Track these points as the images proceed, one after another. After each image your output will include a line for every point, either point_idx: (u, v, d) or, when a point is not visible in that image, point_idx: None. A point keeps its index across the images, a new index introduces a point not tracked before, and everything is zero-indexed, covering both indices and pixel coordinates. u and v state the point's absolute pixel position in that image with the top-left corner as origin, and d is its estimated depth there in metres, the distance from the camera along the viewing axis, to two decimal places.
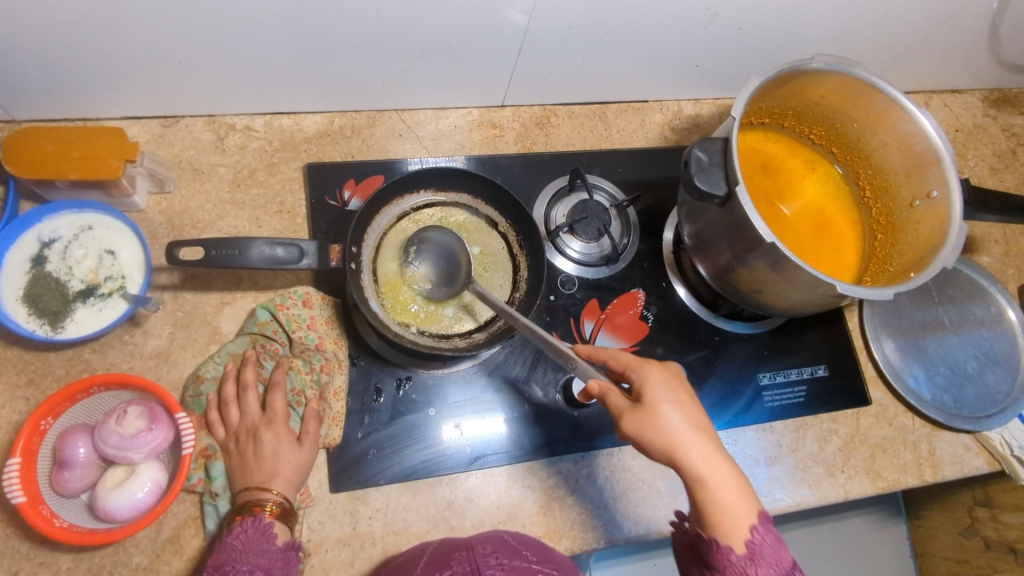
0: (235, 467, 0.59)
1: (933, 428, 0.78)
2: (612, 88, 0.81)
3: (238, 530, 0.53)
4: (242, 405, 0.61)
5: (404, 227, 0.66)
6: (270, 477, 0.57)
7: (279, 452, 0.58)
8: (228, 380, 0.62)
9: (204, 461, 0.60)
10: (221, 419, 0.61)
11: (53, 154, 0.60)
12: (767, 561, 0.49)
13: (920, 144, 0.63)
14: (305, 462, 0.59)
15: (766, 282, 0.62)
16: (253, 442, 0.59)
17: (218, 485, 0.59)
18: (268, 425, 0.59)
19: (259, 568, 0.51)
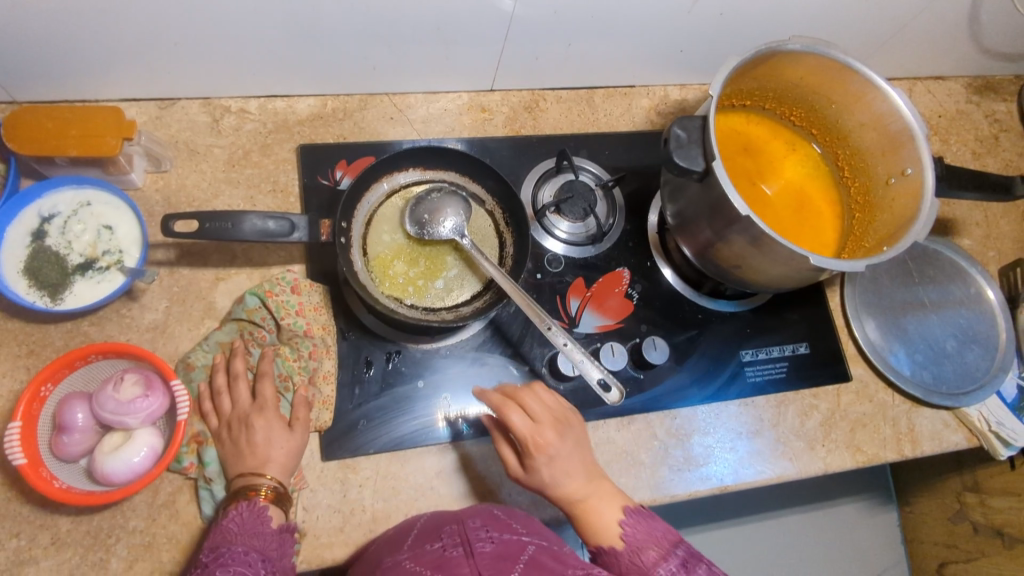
0: (228, 452, 0.60)
1: (912, 405, 0.80)
2: (599, 73, 0.83)
3: (234, 513, 0.56)
4: (233, 394, 0.62)
5: (392, 204, 0.68)
6: (264, 463, 0.59)
7: (271, 438, 0.60)
8: (218, 370, 0.63)
9: (196, 447, 0.61)
10: (213, 408, 0.62)
11: (53, 132, 0.62)
12: (647, 545, 0.59)
13: (894, 123, 0.65)
14: (297, 446, 0.61)
15: (744, 256, 0.64)
16: (245, 429, 0.60)
17: (211, 470, 0.61)
18: (259, 412, 0.61)
19: (254, 550, 0.54)
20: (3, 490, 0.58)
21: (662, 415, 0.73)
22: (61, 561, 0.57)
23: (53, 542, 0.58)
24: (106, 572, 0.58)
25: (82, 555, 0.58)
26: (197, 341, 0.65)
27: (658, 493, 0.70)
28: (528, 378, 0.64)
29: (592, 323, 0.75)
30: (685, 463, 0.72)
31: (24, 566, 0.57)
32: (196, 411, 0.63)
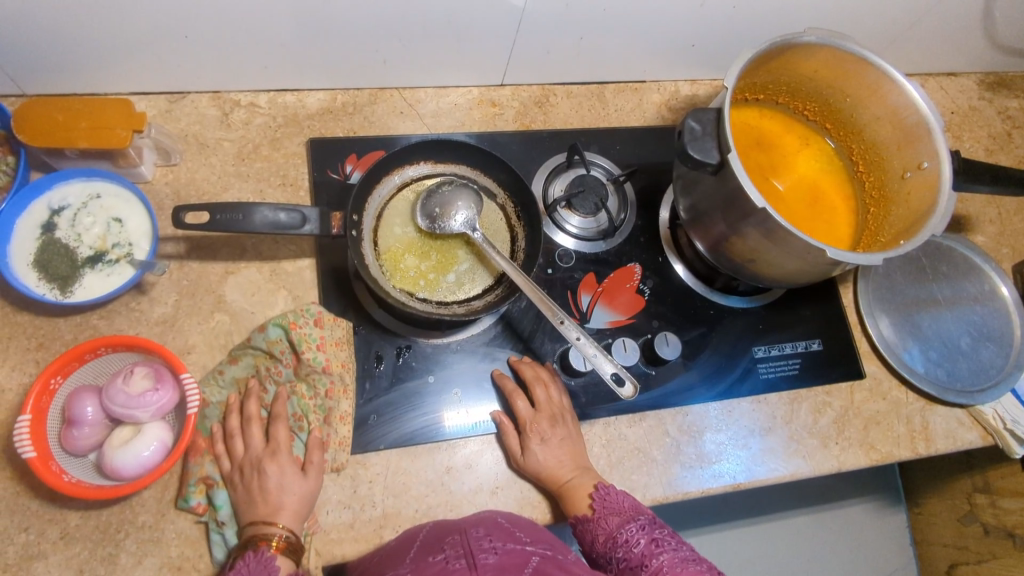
0: (239, 498, 0.59)
1: (926, 402, 0.79)
2: (609, 69, 0.83)
3: (241, 563, 0.53)
4: (246, 438, 0.61)
5: (403, 198, 0.67)
6: (276, 511, 0.57)
7: (284, 483, 0.59)
8: (231, 412, 0.62)
9: (206, 488, 0.60)
10: (226, 451, 0.61)
11: (62, 123, 0.61)
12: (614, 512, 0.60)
13: (911, 116, 0.65)
14: (309, 492, 0.60)
15: (759, 250, 0.63)
16: (257, 475, 0.59)
17: (223, 514, 0.59)
18: (272, 458, 0.59)
19: None
20: (11, 483, 0.58)
21: (674, 412, 0.73)
22: (69, 556, 0.57)
23: (62, 537, 0.57)
24: (115, 567, 0.57)
25: (90, 550, 0.57)
26: (208, 375, 0.64)
27: (670, 490, 0.69)
28: (531, 370, 0.68)
29: (603, 318, 0.74)
30: (697, 460, 0.71)
31: (32, 560, 0.56)
32: (208, 452, 0.61)
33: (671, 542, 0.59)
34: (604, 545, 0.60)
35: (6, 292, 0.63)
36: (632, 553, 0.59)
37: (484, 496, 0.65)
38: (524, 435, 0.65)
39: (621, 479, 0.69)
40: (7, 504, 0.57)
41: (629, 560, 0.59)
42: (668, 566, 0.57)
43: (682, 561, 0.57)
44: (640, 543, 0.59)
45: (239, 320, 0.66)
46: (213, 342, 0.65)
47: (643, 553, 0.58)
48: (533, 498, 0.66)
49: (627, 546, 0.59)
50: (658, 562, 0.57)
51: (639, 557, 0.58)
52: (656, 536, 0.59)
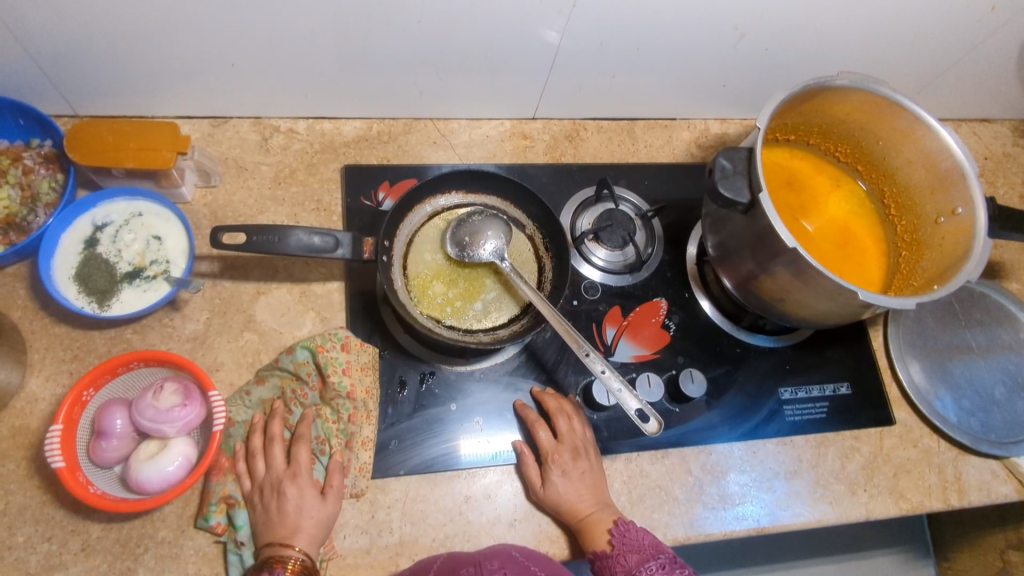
0: (258, 519, 0.59)
1: (959, 452, 0.77)
2: (640, 106, 0.84)
3: None
4: (268, 457, 0.61)
5: (434, 225, 0.68)
6: (293, 533, 0.57)
7: (303, 505, 0.59)
8: (255, 432, 0.63)
9: (226, 507, 0.60)
10: (248, 471, 0.61)
11: (112, 144, 0.64)
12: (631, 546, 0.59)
13: (945, 161, 0.64)
14: (327, 517, 0.60)
15: (788, 289, 0.63)
16: (277, 496, 0.59)
17: (241, 534, 0.59)
18: (292, 479, 0.60)
19: None
20: (38, 492, 0.59)
21: (698, 450, 0.71)
22: (89, 568, 0.57)
23: (83, 548, 0.58)
24: None
25: (110, 563, 0.58)
26: (235, 396, 0.64)
27: (691, 531, 0.68)
28: (555, 401, 0.68)
29: (627, 352, 0.74)
30: (720, 501, 0.70)
31: (52, 570, 0.57)
32: (230, 471, 0.62)
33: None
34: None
35: (47, 304, 0.65)
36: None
37: (502, 528, 0.65)
38: (545, 467, 0.64)
39: (641, 517, 0.68)
40: (33, 513, 0.58)
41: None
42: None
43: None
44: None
45: (267, 340, 0.67)
46: (241, 360, 0.66)
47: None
48: (551, 532, 0.65)
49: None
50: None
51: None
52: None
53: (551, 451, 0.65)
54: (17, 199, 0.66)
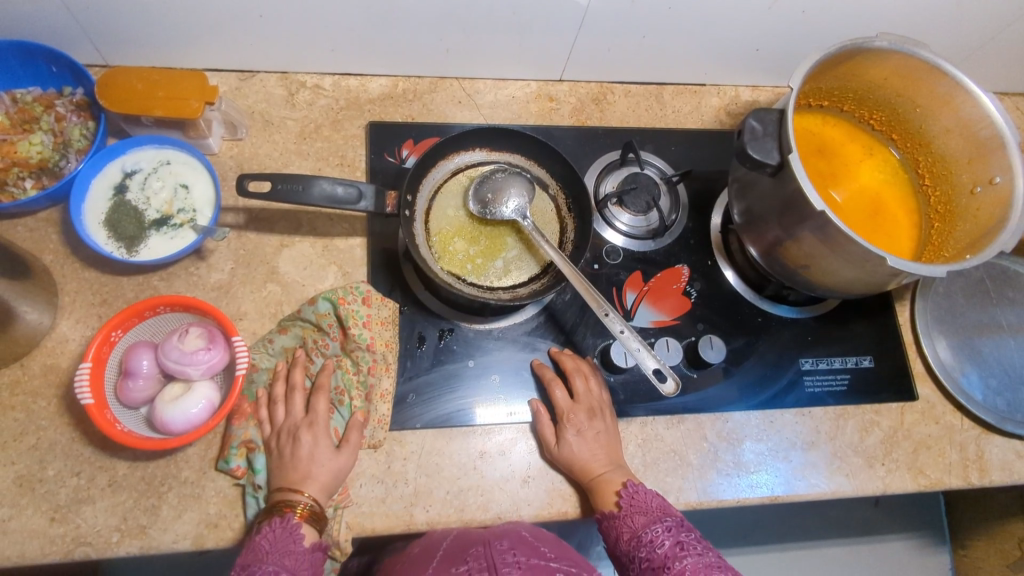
0: (273, 462, 0.60)
1: (983, 431, 0.75)
2: (670, 69, 0.82)
3: (266, 529, 0.56)
4: (288, 404, 0.63)
5: (457, 182, 0.68)
6: (304, 479, 0.59)
7: (316, 453, 0.60)
8: (278, 379, 0.65)
9: (247, 450, 0.62)
10: (268, 417, 0.63)
11: (142, 93, 0.64)
12: (639, 509, 0.60)
13: (984, 129, 0.62)
14: (341, 468, 0.61)
15: (814, 256, 0.62)
16: (292, 441, 0.60)
17: (259, 478, 0.61)
18: (308, 427, 0.61)
19: (284, 570, 0.54)
20: (68, 429, 0.60)
21: (714, 417, 0.71)
22: (115, 503, 0.59)
23: (110, 484, 0.60)
24: (156, 518, 0.59)
25: (134, 500, 0.60)
26: (259, 343, 0.65)
27: (705, 496, 0.68)
28: (572, 361, 0.68)
29: (647, 318, 0.73)
30: (735, 468, 0.70)
31: (81, 504, 0.59)
32: (252, 416, 0.63)
33: (697, 547, 0.58)
34: (628, 543, 0.60)
35: (77, 248, 0.66)
36: (656, 554, 0.58)
37: (515, 484, 0.65)
38: (560, 425, 0.65)
39: (654, 480, 0.68)
40: (62, 448, 0.60)
41: (652, 560, 0.58)
42: (691, 570, 0.56)
43: (708, 567, 0.56)
44: (665, 544, 0.58)
45: (290, 292, 0.68)
46: (264, 310, 0.67)
47: (667, 554, 0.57)
48: (563, 489, 0.66)
49: (650, 546, 0.58)
50: (681, 566, 0.57)
51: (663, 557, 0.57)
52: (683, 539, 0.58)
53: (566, 410, 0.65)
54: (50, 145, 0.67)
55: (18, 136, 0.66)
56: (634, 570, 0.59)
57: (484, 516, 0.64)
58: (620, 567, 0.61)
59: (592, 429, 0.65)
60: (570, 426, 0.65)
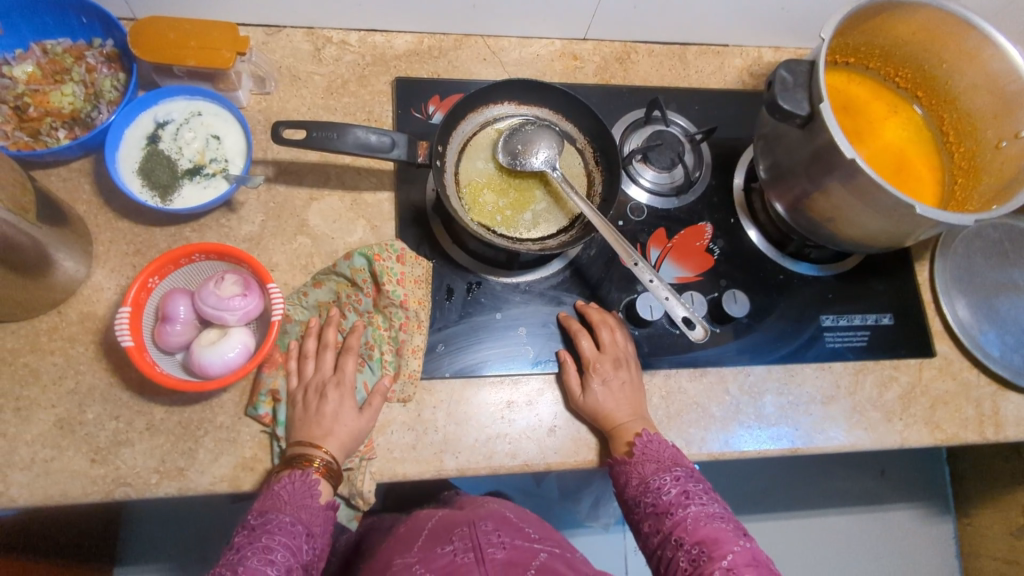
0: (297, 414, 0.61)
1: (998, 387, 0.76)
2: (695, 28, 0.82)
3: (287, 480, 0.58)
4: (320, 361, 0.64)
5: (486, 135, 0.68)
6: (326, 436, 0.60)
7: (340, 413, 0.61)
8: (310, 335, 0.65)
9: (274, 400, 0.63)
10: (298, 370, 0.64)
11: (174, 42, 0.64)
12: (650, 458, 0.63)
13: (1012, 84, 0.63)
14: (361, 429, 0.62)
15: (841, 207, 0.62)
16: (319, 398, 0.62)
17: (282, 430, 0.62)
18: (335, 386, 0.62)
19: (300, 523, 0.57)
20: (106, 374, 0.61)
21: (736, 371, 0.72)
22: (154, 446, 0.60)
23: (148, 428, 0.61)
24: (194, 461, 0.61)
25: (172, 443, 0.61)
26: (293, 295, 0.66)
27: (726, 447, 0.69)
28: (598, 314, 0.69)
29: (671, 274, 0.74)
30: (756, 421, 0.71)
31: (120, 446, 0.60)
32: (282, 366, 0.65)
33: (702, 497, 0.61)
34: (636, 488, 0.63)
35: (110, 199, 0.67)
36: (662, 500, 0.61)
37: (542, 433, 0.67)
38: (584, 374, 0.66)
39: (677, 431, 0.69)
40: (101, 393, 0.61)
41: (656, 505, 0.61)
42: (693, 518, 0.60)
43: (709, 516, 0.60)
44: (670, 492, 0.61)
45: (320, 245, 0.69)
46: (295, 262, 0.68)
47: (671, 502, 0.61)
48: (586, 437, 0.68)
49: (657, 492, 0.62)
50: (684, 513, 0.60)
51: (667, 504, 0.61)
52: (689, 489, 0.61)
53: (591, 359, 0.66)
54: (81, 96, 0.67)
55: (48, 86, 0.66)
56: (638, 512, 0.63)
57: (512, 463, 0.65)
58: (625, 507, 0.65)
59: (616, 379, 0.66)
60: (594, 375, 0.66)
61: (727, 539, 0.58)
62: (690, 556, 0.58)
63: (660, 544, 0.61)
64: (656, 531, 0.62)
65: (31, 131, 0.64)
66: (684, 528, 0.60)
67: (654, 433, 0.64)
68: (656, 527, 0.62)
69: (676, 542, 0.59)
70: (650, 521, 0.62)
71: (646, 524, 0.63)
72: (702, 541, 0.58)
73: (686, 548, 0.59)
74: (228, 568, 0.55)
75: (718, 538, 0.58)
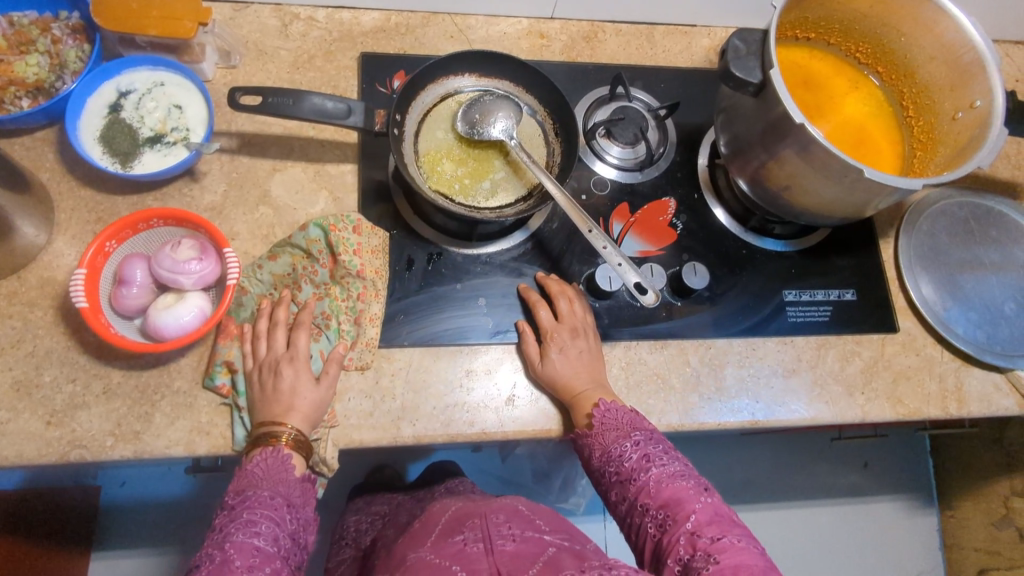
0: (254, 396, 0.61)
1: (962, 363, 0.76)
2: (661, 7, 0.82)
3: (259, 458, 0.59)
4: (270, 339, 0.64)
5: (446, 106, 0.70)
6: (287, 411, 0.60)
7: (297, 387, 0.61)
8: (261, 316, 0.65)
9: (230, 370, 0.63)
10: (251, 350, 0.63)
11: (136, 12, 0.65)
12: (609, 427, 0.62)
13: (966, 54, 0.64)
14: (321, 400, 0.62)
15: (795, 175, 0.63)
16: (273, 375, 0.61)
17: (244, 400, 0.62)
18: (289, 361, 0.62)
19: (279, 496, 0.58)
20: (64, 338, 0.62)
21: (697, 343, 0.72)
22: (110, 409, 0.61)
23: (104, 391, 0.61)
24: (150, 425, 0.61)
25: (129, 406, 0.61)
26: (249, 267, 0.67)
27: (686, 419, 0.69)
28: (558, 286, 0.70)
29: (633, 247, 0.75)
30: (716, 393, 0.71)
31: (76, 409, 0.60)
32: (237, 337, 0.64)
33: (663, 458, 0.62)
34: (599, 459, 0.63)
35: (73, 167, 0.67)
36: (624, 467, 0.62)
37: (500, 403, 0.67)
38: (543, 344, 0.66)
39: (637, 402, 0.69)
40: (58, 355, 0.61)
41: (620, 473, 0.62)
42: (656, 481, 0.60)
43: (671, 477, 0.60)
44: (631, 458, 0.61)
45: (281, 215, 0.70)
46: (256, 232, 0.69)
47: (633, 467, 0.61)
48: (548, 408, 0.67)
49: (619, 460, 0.62)
50: (646, 477, 0.61)
51: (630, 470, 0.61)
52: (650, 452, 0.62)
53: (549, 329, 0.67)
54: (46, 66, 0.68)
55: (14, 56, 0.67)
56: (605, 482, 0.64)
57: (469, 431, 0.65)
58: (593, 478, 0.65)
59: (573, 348, 0.66)
60: (552, 344, 0.66)
61: (688, 497, 0.59)
62: (657, 521, 0.59)
63: (627, 511, 0.62)
64: (623, 498, 0.62)
65: None
66: (648, 492, 0.60)
67: (613, 401, 0.64)
68: (622, 495, 0.62)
69: (641, 507, 0.60)
70: (616, 489, 0.63)
71: (613, 493, 0.63)
72: (665, 503, 0.59)
73: (652, 513, 0.59)
74: (216, 548, 0.56)
75: (680, 498, 0.59)
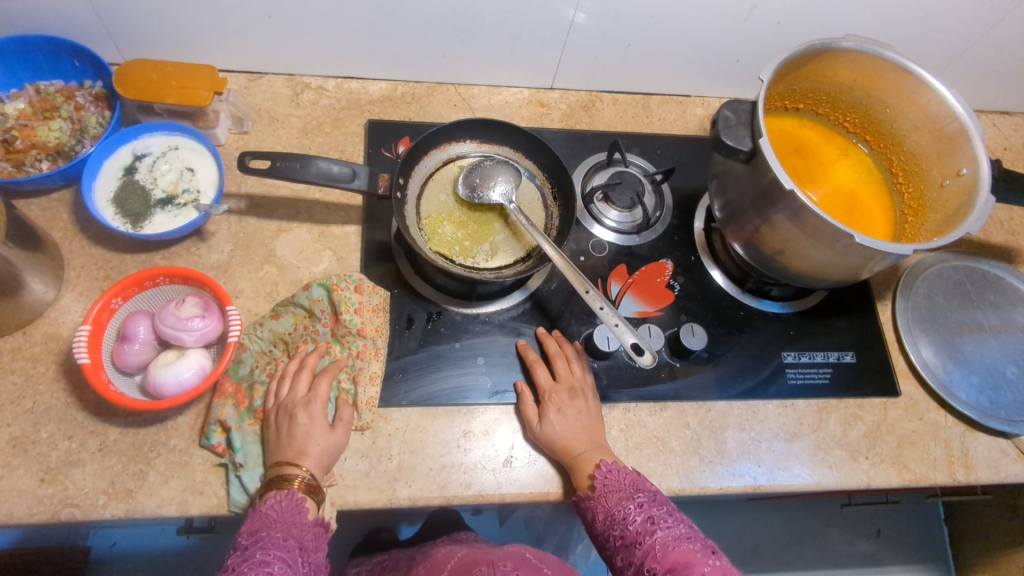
0: (271, 438, 0.61)
1: (967, 428, 0.75)
2: (655, 79, 0.86)
3: (273, 500, 0.57)
4: (294, 382, 0.64)
5: (448, 171, 0.73)
6: (300, 455, 0.59)
7: (312, 432, 0.60)
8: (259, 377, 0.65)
9: (225, 429, 0.62)
10: (274, 391, 0.64)
11: (155, 81, 0.69)
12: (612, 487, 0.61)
13: (950, 125, 0.66)
14: (335, 445, 0.62)
15: (789, 240, 0.64)
16: (289, 419, 0.61)
17: (240, 457, 0.61)
18: (305, 406, 0.62)
19: (292, 539, 0.55)
20: (64, 395, 0.62)
21: (697, 406, 0.72)
22: (104, 467, 0.60)
23: (100, 449, 0.61)
24: (143, 483, 0.60)
25: (123, 464, 0.61)
26: (250, 326, 0.67)
27: (687, 482, 0.68)
28: (556, 344, 0.71)
29: (631, 307, 0.75)
30: (717, 456, 0.70)
31: (70, 466, 0.60)
32: (232, 395, 0.63)
33: (667, 520, 0.59)
34: (603, 523, 0.61)
35: (86, 226, 0.70)
36: (628, 531, 0.59)
37: (497, 465, 0.66)
38: (542, 405, 0.66)
39: (637, 465, 0.68)
40: (57, 412, 0.62)
41: (624, 537, 0.59)
42: (661, 544, 0.58)
43: (676, 539, 0.58)
44: (635, 520, 0.59)
45: (285, 274, 0.71)
46: (260, 290, 0.70)
47: (638, 530, 0.59)
48: (546, 471, 0.66)
49: (623, 524, 0.60)
50: (651, 540, 0.58)
51: (634, 534, 0.59)
52: (654, 513, 0.60)
53: (547, 389, 0.67)
54: (67, 131, 0.71)
55: (37, 122, 0.70)
56: (610, 547, 0.61)
57: (466, 493, 0.64)
58: (598, 543, 0.63)
59: (572, 408, 0.66)
60: (551, 405, 0.66)
61: (696, 560, 0.56)
62: None
63: None
64: (628, 563, 0.59)
65: (15, 161, 0.69)
66: (654, 556, 0.57)
67: (614, 461, 0.63)
68: (628, 560, 0.60)
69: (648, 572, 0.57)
70: (622, 554, 0.60)
71: (618, 558, 0.61)
72: (672, 568, 0.56)
73: None
74: None
75: (688, 561, 0.56)
